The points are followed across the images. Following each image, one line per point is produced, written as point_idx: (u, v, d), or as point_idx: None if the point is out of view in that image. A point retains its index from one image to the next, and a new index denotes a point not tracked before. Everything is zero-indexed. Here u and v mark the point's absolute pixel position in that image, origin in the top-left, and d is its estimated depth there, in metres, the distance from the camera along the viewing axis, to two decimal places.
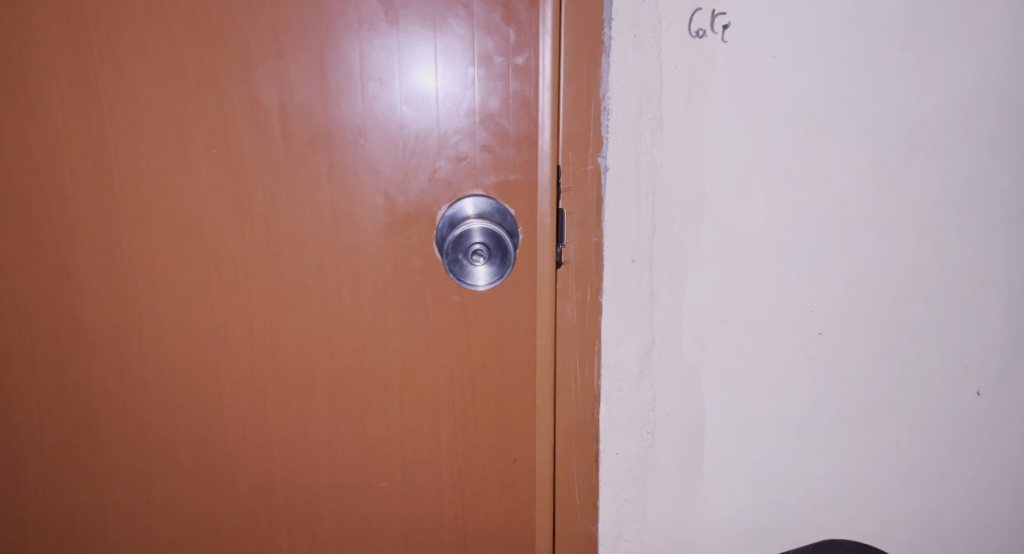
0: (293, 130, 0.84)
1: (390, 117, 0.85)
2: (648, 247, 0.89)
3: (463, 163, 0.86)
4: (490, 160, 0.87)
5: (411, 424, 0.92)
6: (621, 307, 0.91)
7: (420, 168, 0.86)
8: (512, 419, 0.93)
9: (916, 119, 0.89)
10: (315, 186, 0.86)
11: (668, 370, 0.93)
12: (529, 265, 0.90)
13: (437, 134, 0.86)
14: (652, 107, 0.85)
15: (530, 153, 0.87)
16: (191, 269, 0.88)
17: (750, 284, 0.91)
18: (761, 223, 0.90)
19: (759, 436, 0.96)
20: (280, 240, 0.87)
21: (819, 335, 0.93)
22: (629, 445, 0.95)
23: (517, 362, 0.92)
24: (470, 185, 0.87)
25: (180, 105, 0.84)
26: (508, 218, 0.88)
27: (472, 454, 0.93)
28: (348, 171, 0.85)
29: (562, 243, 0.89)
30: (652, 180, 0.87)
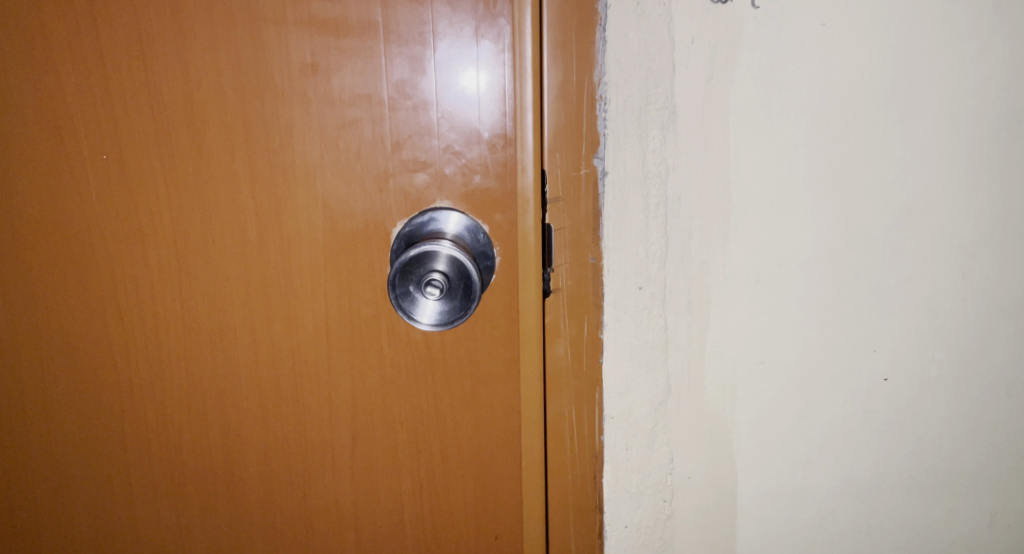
0: (210, 131, 0.69)
1: (326, 113, 0.68)
2: (660, 272, 0.71)
3: (421, 169, 0.69)
4: (455, 165, 0.69)
5: (368, 490, 0.76)
6: (627, 346, 0.73)
7: (368, 176, 0.69)
8: (492, 482, 0.76)
9: (1011, 104, 0.68)
10: (242, 202, 0.70)
11: (688, 424, 0.74)
12: (510, 296, 0.72)
13: (387, 133, 0.69)
14: (661, 93, 0.66)
15: (507, 155, 0.69)
16: (97, 301, 0.73)
17: (792, 318, 0.72)
18: (806, 242, 0.69)
19: (806, 508, 0.76)
20: (202, 267, 0.71)
21: (884, 382, 0.73)
22: (639, 515, 0.76)
23: (497, 414, 0.74)
24: (431, 197, 0.70)
25: (76, 105, 0.70)
26: (480, 239, 0.71)
27: (443, 525, 0.76)
28: (280, 181, 0.69)
29: (550, 266, 0.71)
30: (663, 187, 0.69)
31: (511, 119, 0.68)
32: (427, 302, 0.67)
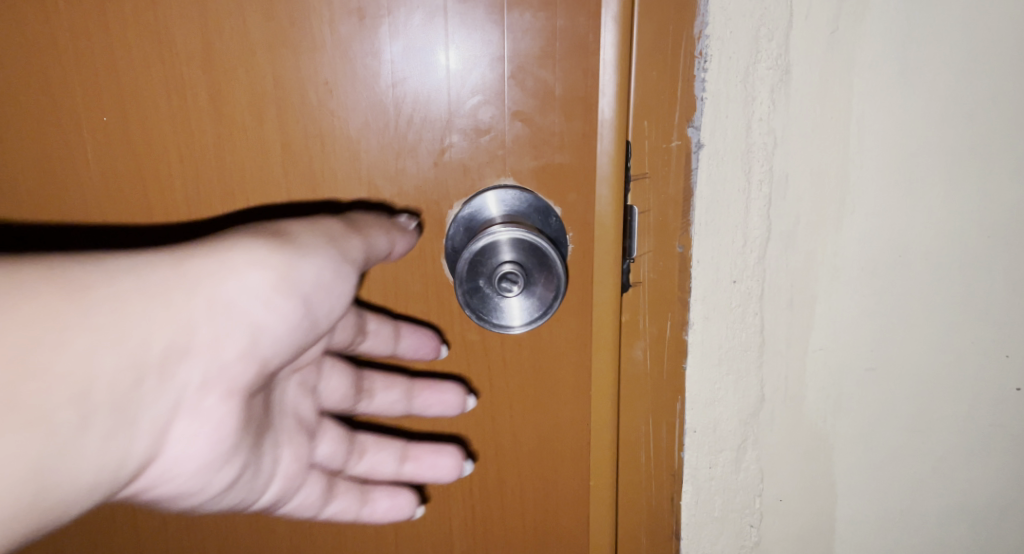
0: (232, 91, 0.58)
1: (370, 71, 0.57)
2: (759, 263, 0.60)
3: (483, 140, 0.59)
4: (522, 135, 0.59)
5: (416, 496, 0.69)
6: (716, 349, 0.62)
7: (420, 146, 0.59)
8: (554, 493, 0.68)
9: None
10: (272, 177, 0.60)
11: (784, 440, 0.64)
12: (582, 291, 0.62)
13: (443, 96, 0.58)
14: (774, 49, 0.55)
15: (585, 123, 0.58)
16: None
17: (913, 318, 0.61)
18: (936, 229, 0.59)
19: (914, 536, 0.67)
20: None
21: (1015, 392, 0.62)
22: (722, 542, 0.67)
23: (562, 420, 0.66)
24: (492, 174, 0.59)
25: (74, 59, 0.59)
26: (552, 222, 0.60)
27: (498, 535, 0.70)
28: (316, 153, 0.59)
29: (631, 255, 0.60)
30: (768, 162, 0.58)
31: (590, 81, 0.57)
32: (513, 298, 0.57)
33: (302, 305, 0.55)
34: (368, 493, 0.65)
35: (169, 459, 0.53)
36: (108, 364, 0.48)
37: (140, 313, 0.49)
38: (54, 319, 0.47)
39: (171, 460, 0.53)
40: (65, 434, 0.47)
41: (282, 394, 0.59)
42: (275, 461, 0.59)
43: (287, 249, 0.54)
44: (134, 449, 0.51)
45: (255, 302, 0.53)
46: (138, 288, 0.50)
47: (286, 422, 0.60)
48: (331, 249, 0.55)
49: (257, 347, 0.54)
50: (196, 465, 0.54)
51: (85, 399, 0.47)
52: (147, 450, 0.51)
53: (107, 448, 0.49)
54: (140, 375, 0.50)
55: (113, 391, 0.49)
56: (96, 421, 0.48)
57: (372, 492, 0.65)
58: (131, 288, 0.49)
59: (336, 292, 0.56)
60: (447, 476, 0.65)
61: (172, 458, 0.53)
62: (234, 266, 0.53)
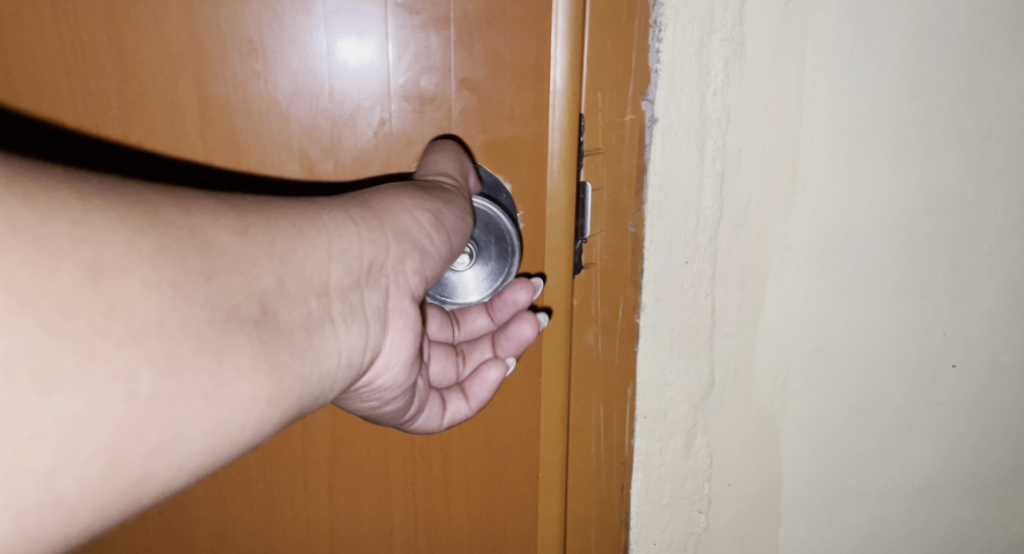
0: (157, 48, 0.58)
1: (309, 35, 0.57)
2: (711, 243, 0.58)
3: (427, 109, 0.58)
4: (470, 105, 0.58)
5: (353, 483, 0.66)
6: (668, 332, 0.60)
7: (361, 114, 0.58)
8: (499, 482, 0.66)
9: None
10: (185, 144, 0.59)
11: (733, 422, 0.63)
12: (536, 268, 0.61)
13: (383, 62, 0.57)
14: (728, 19, 0.54)
15: (533, 95, 0.57)
16: None
17: (859, 296, 0.61)
18: (882, 206, 0.59)
19: (854, 515, 0.67)
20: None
21: (952, 368, 0.63)
22: (671, 531, 0.65)
23: (508, 405, 0.64)
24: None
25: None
26: (501, 198, 0.60)
27: (440, 524, 0.67)
28: (242, 118, 0.58)
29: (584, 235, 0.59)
30: (723, 138, 0.56)
31: (542, 49, 0.56)
32: (467, 274, 0.60)
33: (453, 239, 0.50)
34: (468, 387, 0.59)
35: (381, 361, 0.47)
36: (301, 289, 0.40)
37: (330, 256, 0.42)
38: (295, 256, 0.40)
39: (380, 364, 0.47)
40: (287, 354, 0.40)
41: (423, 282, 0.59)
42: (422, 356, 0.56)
43: (428, 197, 0.49)
44: (368, 341, 0.45)
45: (420, 246, 0.47)
46: (336, 233, 0.42)
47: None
48: (454, 188, 0.52)
49: (427, 270, 0.48)
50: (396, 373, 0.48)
51: (311, 326, 0.41)
52: (371, 347, 0.45)
53: (325, 370, 0.42)
54: (341, 302, 0.42)
55: (312, 325, 0.41)
56: (314, 337, 0.41)
57: (469, 385, 0.59)
58: (339, 232, 0.42)
59: (468, 222, 0.52)
60: (530, 338, 0.59)
61: (375, 373, 0.47)
62: (403, 206, 0.47)
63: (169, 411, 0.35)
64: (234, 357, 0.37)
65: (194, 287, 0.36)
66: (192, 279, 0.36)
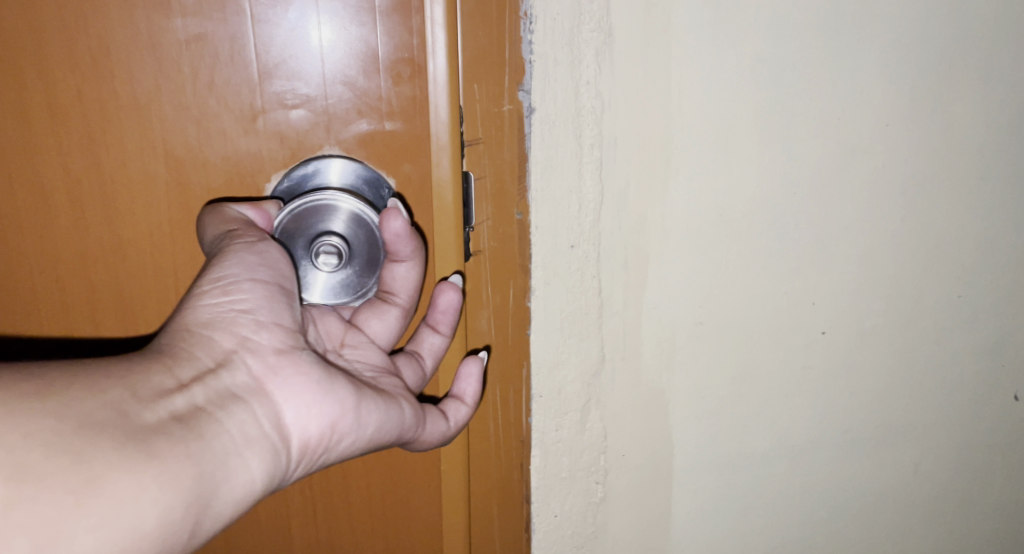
0: (19, 56, 0.57)
1: (181, 35, 0.56)
2: (594, 226, 0.61)
3: (303, 106, 0.58)
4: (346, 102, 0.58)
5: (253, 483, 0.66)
6: (558, 314, 0.63)
7: (238, 114, 0.58)
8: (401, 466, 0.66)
9: (958, 28, 0.62)
10: (42, 149, 0.58)
11: (624, 396, 0.66)
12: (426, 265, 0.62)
13: (258, 62, 0.57)
14: (595, 10, 0.56)
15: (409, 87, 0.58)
16: None
17: (734, 272, 0.65)
18: (752, 186, 0.62)
19: (742, 477, 0.71)
20: (21, 229, 0.60)
21: (822, 335, 0.68)
22: (571, 502, 0.68)
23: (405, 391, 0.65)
24: (319, 144, 0.59)
25: None
26: (384, 194, 0.60)
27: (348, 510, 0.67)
28: (114, 125, 0.58)
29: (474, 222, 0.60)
30: (599, 125, 0.58)
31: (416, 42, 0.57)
32: (323, 276, 0.59)
33: (263, 287, 0.50)
34: (432, 317, 0.59)
35: (291, 409, 0.48)
36: (153, 386, 0.44)
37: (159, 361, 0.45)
38: (132, 375, 0.43)
39: (293, 416, 0.48)
40: (164, 444, 0.42)
41: (318, 322, 0.56)
42: (383, 379, 0.56)
43: (207, 270, 0.49)
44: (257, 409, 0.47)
45: (233, 313, 0.48)
46: (156, 354, 0.45)
47: (362, 356, 0.57)
48: (235, 241, 0.51)
49: (262, 318, 0.49)
50: (314, 405, 0.49)
51: (178, 414, 0.44)
52: (265, 414, 0.47)
53: (224, 448, 0.44)
54: (204, 391, 0.45)
55: (178, 414, 0.44)
56: (196, 421, 0.44)
57: (431, 317, 0.59)
58: (158, 354, 0.46)
59: (274, 260, 0.52)
60: (402, 227, 0.55)
61: (300, 428, 0.48)
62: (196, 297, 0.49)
63: (52, 504, 0.38)
64: (99, 455, 0.40)
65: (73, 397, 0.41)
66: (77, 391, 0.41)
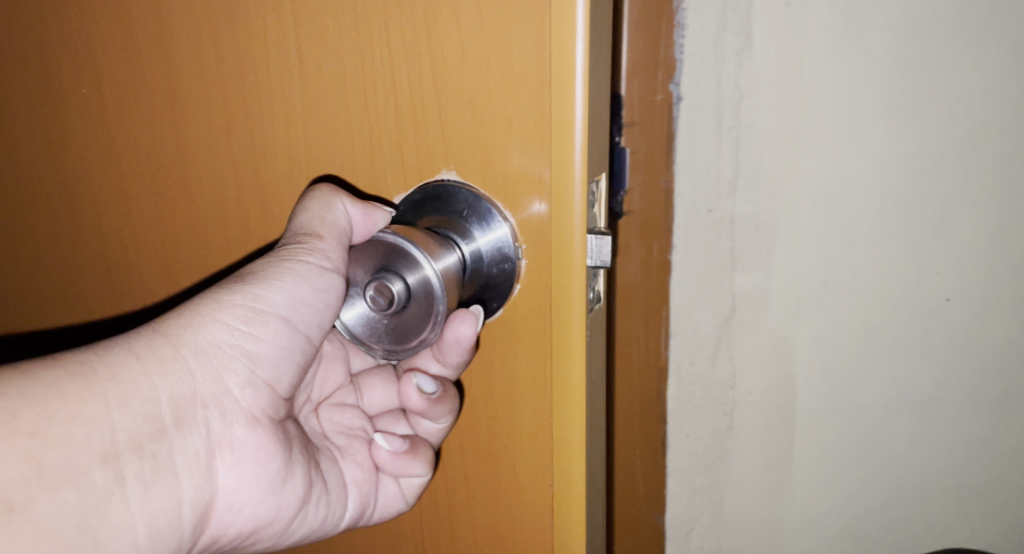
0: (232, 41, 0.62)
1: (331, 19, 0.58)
2: (730, 195, 0.74)
3: (438, 117, 0.56)
4: (469, 122, 0.55)
5: None
6: (696, 266, 0.76)
7: (383, 119, 0.58)
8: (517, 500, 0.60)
9: None
10: (239, 131, 0.64)
11: (752, 341, 0.78)
12: (539, 307, 0.56)
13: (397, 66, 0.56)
14: (738, 19, 0.70)
15: (528, 117, 0.53)
16: (133, 203, 0.72)
17: (858, 243, 0.74)
18: (875, 164, 0.72)
19: (863, 425, 0.80)
20: (228, 197, 0.67)
21: (945, 302, 0.76)
22: (701, 427, 0.81)
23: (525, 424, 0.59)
24: (437, 166, 0.57)
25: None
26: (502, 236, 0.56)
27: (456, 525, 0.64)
28: (294, 114, 0.61)
29: (593, 258, 0.54)
30: (737, 112, 0.71)
31: (546, 63, 0.52)
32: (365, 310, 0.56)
33: (286, 335, 0.54)
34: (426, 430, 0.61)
35: (230, 491, 0.52)
36: (140, 409, 0.47)
37: (146, 368, 0.48)
38: (120, 389, 0.47)
39: (230, 494, 0.52)
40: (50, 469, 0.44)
41: (320, 370, 0.62)
42: (352, 447, 0.61)
43: (244, 283, 0.53)
44: (190, 483, 0.50)
45: (232, 354, 0.52)
46: (135, 352, 0.48)
47: (337, 418, 0.62)
48: (308, 258, 0.54)
49: (258, 375, 0.53)
50: (256, 491, 0.53)
51: (107, 452, 0.46)
52: (194, 491, 0.50)
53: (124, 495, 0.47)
54: (140, 461, 0.47)
55: (139, 442, 0.47)
56: (159, 475, 0.48)
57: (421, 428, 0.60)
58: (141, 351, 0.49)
59: (314, 301, 0.55)
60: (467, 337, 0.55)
61: (231, 508, 0.52)
62: (209, 318, 0.51)
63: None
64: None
65: (47, 438, 0.44)
66: (44, 394, 0.45)
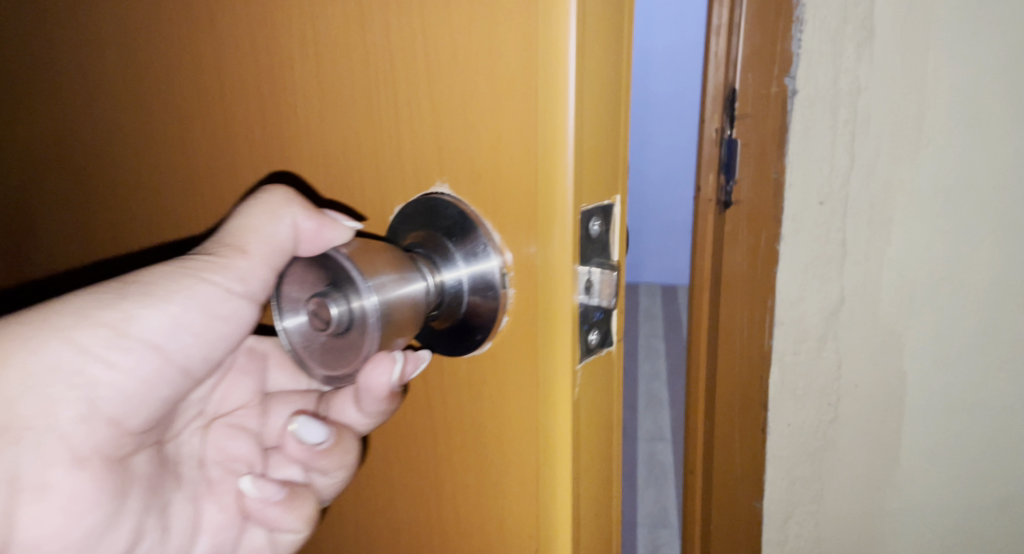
0: None
1: None
2: (843, 188, 0.73)
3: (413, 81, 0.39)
4: (445, 102, 0.39)
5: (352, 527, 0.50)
6: (804, 257, 0.76)
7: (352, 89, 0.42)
8: None
9: None
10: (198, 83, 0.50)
11: (860, 335, 0.77)
12: (518, 368, 0.40)
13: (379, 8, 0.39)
14: (860, 13, 0.68)
15: (499, 121, 0.38)
16: (93, 153, 0.60)
17: (980, 241, 0.71)
18: (1002, 160, 0.69)
19: (978, 425, 0.78)
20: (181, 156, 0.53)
21: None
22: (803, 416, 0.82)
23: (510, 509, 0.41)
24: (426, 170, 0.40)
25: None
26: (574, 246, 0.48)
27: None
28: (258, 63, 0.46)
29: (589, 326, 0.39)
30: (853, 105, 0.71)
31: (534, 45, 0.36)
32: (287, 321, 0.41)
33: (152, 367, 0.41)
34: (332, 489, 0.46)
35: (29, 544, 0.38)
36: None
37: None
38: None
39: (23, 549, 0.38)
40: None
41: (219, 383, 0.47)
42: (221, 488, 0.46)
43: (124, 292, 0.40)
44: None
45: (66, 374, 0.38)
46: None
47: (224, 446, 0.47)
48: (213, 277, 0.42)
49: (102, 411, 0.39)
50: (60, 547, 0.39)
51: None
52: None
53: None
54: None
55: None
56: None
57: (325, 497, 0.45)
58: None
59: (199, 316, 0.42)
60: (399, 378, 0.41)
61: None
62: (59, 330, 0.39)
63: None
64: None
65: None
66: None
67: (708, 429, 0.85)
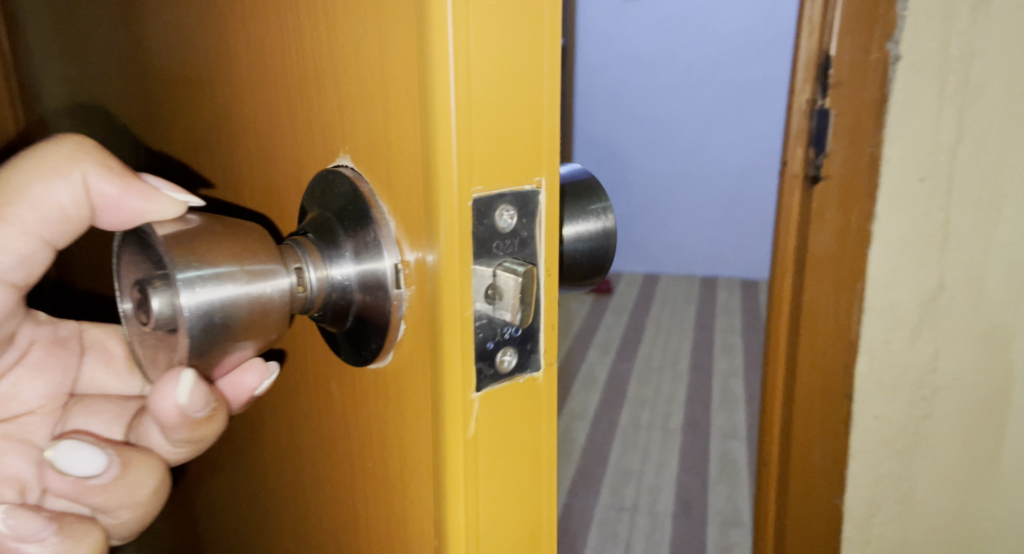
0: None
1: None
2: (948, 163, 0.68)
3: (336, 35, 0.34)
4: (363, 54, 0.33)
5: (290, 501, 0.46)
6: (900, 238, 0.71)
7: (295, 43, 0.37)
8: None
9: None
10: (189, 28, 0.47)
11: (960, 323, 0.72)
12: (416, 371, 0.33)
13: None
14: None
15: (389, 96, 0.31)
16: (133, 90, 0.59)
17: None
18: None
19: None
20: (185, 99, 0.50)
21: None
22: (893, 409, 0.76)
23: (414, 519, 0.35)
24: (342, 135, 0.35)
25: None
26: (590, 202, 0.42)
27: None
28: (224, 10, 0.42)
29: (487, 338, 0.31)
30: (965, 72, 0.66)
31: (418, 11, 0.29)
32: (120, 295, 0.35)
33: None
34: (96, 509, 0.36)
35: None
36: None
37: None
38: None
39: None
40: None
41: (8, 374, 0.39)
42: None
43: None
44: None
45: None
46: None
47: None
48: None
49: None
50: None
51: None
52: None
53: None
54: None
55: None
56: None
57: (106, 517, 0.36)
58: None
59: None
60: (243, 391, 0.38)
61: None
62: None
63: None
64: None
65: None
66: None
67: (785, 421, 0.79)
